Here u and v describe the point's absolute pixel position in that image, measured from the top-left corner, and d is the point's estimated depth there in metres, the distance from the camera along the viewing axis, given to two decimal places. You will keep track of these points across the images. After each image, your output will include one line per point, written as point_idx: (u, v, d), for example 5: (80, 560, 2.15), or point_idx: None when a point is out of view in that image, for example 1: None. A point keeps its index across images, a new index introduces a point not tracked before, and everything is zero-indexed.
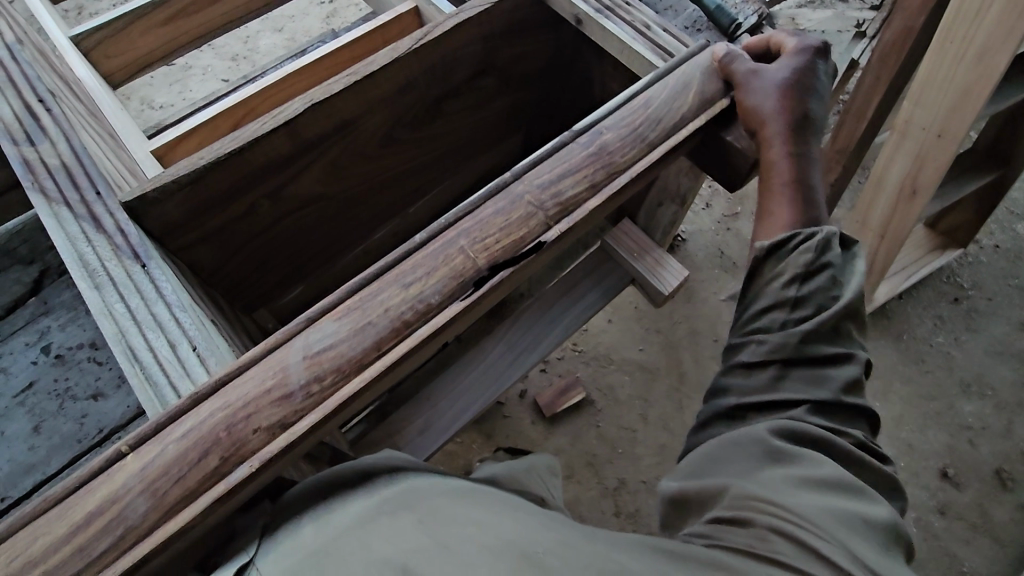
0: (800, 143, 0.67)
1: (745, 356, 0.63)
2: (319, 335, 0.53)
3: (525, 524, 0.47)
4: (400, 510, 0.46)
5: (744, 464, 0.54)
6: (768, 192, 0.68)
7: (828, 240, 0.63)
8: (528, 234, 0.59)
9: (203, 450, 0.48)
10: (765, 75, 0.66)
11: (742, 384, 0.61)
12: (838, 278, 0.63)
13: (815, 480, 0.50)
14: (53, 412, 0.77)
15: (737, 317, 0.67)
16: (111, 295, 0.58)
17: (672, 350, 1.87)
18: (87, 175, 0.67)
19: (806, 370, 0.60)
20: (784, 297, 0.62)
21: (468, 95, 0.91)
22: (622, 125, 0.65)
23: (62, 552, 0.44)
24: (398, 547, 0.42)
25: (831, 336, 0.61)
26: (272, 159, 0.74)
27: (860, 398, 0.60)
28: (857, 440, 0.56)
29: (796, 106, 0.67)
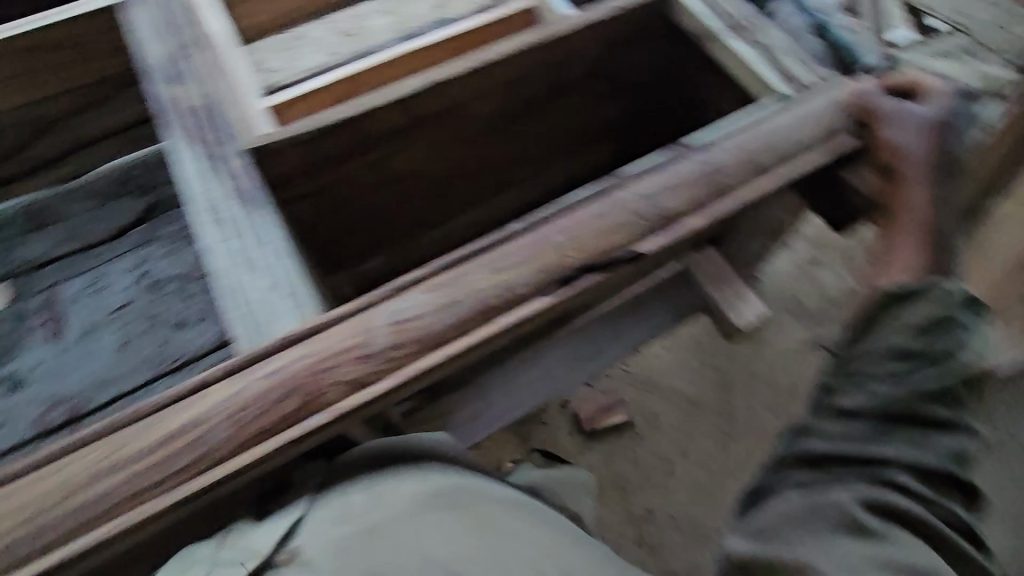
0: (937, 189, 0.63)
1: (845, 402, 0.56)
2: (407, 304, 0.54)
3: (544, 541, 0.59)
4: (454, 509, 0.57)
5: (823, 539, 0.50)
6: (895, 231, 0.63)
7: (955, 297, 0.57)
8: (624, 242, 0.58)
9: (285, 392, 0.50)
10: (907, 117, 0.64)
11: (834, 430, 0.55)
12: (967, 338, 0.56)
13: (895, 566, 0.48)
14: (141, 332, 0.82)
15: (836, 356, 0.60)
16: (225, 233, 0.63)
17: (726, 389, 1.80)
18: (218, 119, 0.72)
19: (912, 431, 0.54)
20: (902, 347, 0.55)
21: (575, 96, 0.91)
22: (737, 147, 0.64)
23: (146, 461, 0.47)
24: (456, 548, 0.54)
25: (947, 400, 0.54)
26: (383, 130, 0.77)
27: (968, 473, 0.54)
28: (954, 517, 0.52)
29: (938, 151, 0.63)
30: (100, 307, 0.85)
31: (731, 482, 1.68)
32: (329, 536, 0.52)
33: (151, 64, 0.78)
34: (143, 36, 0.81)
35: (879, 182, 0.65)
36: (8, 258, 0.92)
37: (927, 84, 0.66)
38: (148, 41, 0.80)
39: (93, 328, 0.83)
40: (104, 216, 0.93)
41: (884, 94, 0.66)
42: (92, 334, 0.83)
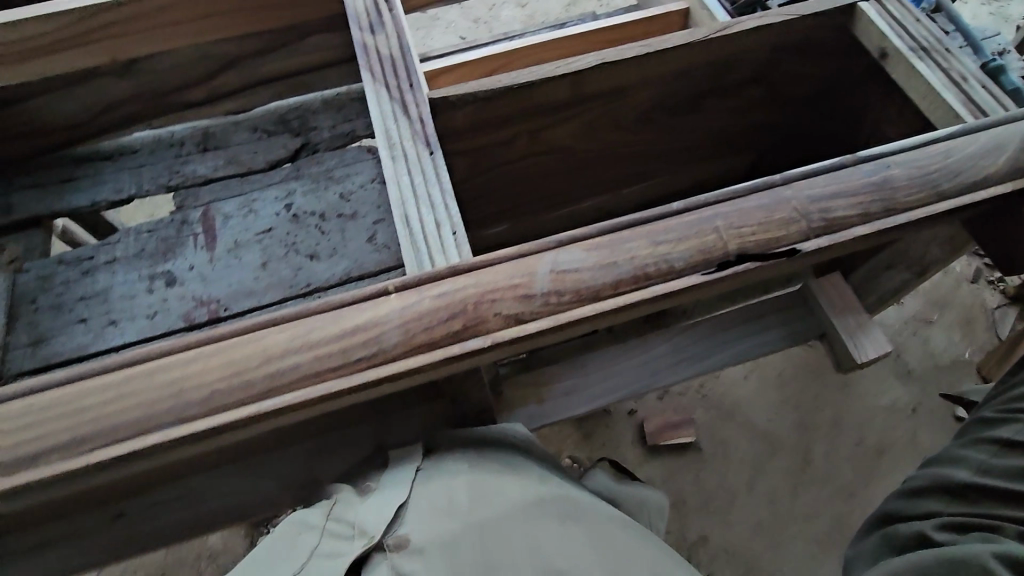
0: None
1: (1006, 434, 0.67)
2: (568, 257, 0.57)
3: (630, 544, 0.68)
4: (546, 511, 0.67)
5: None
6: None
7: None
8: (785, 237, 0.59)
9: (451, 313, 0.55)
10: None
11: (986, 462, 0.66)
12: None
13: None
14: (279, 257, 0.89)
15: (994, 397, 0.72)
16: (403, 168, 0.69)
17: (805, 434, 1.72)
18: (407, 68, 0.79)
19: None
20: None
21: (732, 99, 0.91)
22: (915, 165, 0.62)
23: (330, 346, 0.54)
24: (550, 546, 0.64)
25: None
26: (548, 102, 0.81)
27: None
28: None
29: None
30: (247, 228, 0.91)
31: (795, 531, 1.62)
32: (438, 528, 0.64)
33: (349, 11, 0.85)
34: None
35: None
36: (177, 171, 0.99)
37: None
38: None
39: (239, 245, 0.90)
40: (264, 149, 1.00)
41: None
42: (236, 250, 0.90)
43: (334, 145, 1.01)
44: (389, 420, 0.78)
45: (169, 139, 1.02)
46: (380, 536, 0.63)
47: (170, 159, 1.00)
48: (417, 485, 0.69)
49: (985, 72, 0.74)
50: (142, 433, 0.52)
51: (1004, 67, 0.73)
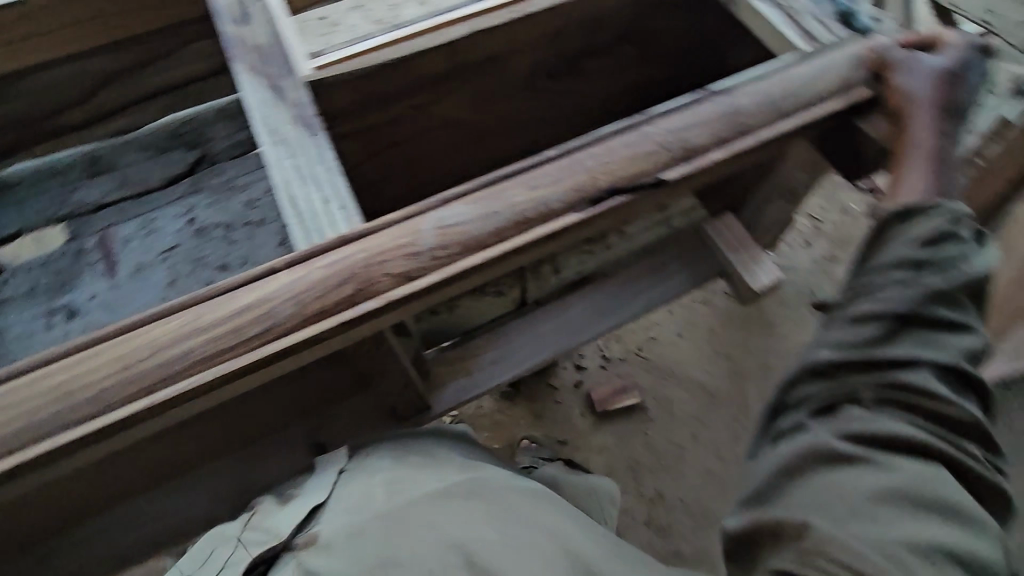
0: (941, 125, 0.67)
1: (865, 308, 0.61)
2: (450, 214, 0.60)
3: (544, 520, 0.62)
4: (473, 498, 0.62)
5: (835, 484, 0.54)
6: (901, 163, 0.67)
7: (961, 214, 0.62)
8: (650, 170, 0.63)
9: (340, 280, 0.56)
10: (921, 60, 0.68)
11: (846, 338, 0.61)
12: (970, 251, 0.61)
13: (903, 500, 0.52)
14: (188, 274, 0.86)
15: (855, 271, 0.66)
16: (284, 152, 0.69)
17: (740, 379, 1.83)
18: (280, 56, 0.79)
19: (924, 333, 0.59)
20: (912, 256, 0.61)
21: (609, 57, 0.96)
22: (758, 92, 0.68)
23: (222, 328, 0.54)
24: (468, 531, 0.57)
25: (951, 302, 0.60)
26: (425, 75, 0.83)
27: (974, 371, 0.59)
28: (968, 417, 0.57)
29: (945, 90, 0.68)
30: (150, 249, 0.89)
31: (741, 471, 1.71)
32: (344, 523, 0.59)
33: (215, 5, 0.83)
34: None
35: (889, 120, 0.69)
36: (65, 201, 0.94)
37: (945, 37, 0.71)
38: None
39: (143, 267, 0.87)
40: (160, 167, 0.97)
41: (903, 47, 0.70)
42: (141, 272, 0.87)
43: (233, 155, 0.98)
44: (323, 419, 0.80)
45: (53, 168, 0.97)
46: (290, 538, 0.60)
47: (59, 189, 0.95)
48: (338, 486, 0.66)
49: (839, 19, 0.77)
50: (28, 445, 0.50)
51: (854, 11, 0.76)
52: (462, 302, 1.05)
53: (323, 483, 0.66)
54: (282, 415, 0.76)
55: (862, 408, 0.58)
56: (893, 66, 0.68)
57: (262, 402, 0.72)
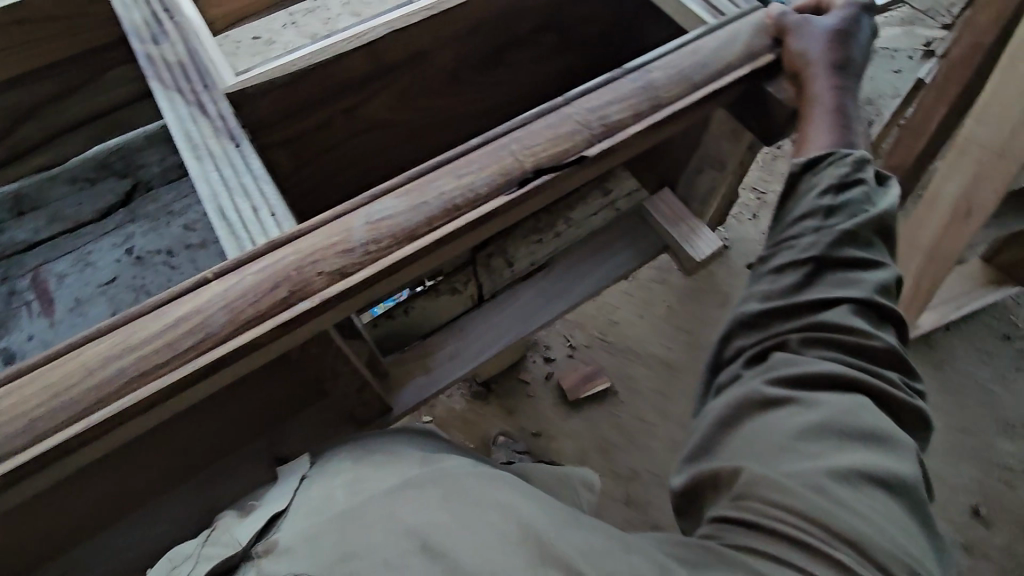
0: (839, 79, 0.71)
1: (784, 259, 0.66)
2: (380, 208, 0.60)
3: (495, 493, 0.58)
4: (427, 486, 0.59)
5: (767, 427, 0.57)
6: (807, 123, 0.71)
7: (862, 160, 0.67)
8: (572, 148, 0.65)
9: (274, 283, 0.56)
10: (812, 24, 0.72)
11: (770, 289, 0.66)
12: (871, 196, 0.66)
13: (827, 431, 0.55)
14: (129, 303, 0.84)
15: (775, 227, 0.71)
16: (209, 165, 0.69)
17: (702, 352, 1.88)
18: (199, 70, 0.78)
19: (840, 274, 0.64)
20: (818, 205, 0.66)
21: (532, 46, 0.98)
22: (670, 66, 0.71)
23: (155, 344, 0.53)
24: (419, 519, 0.55)
25: (860, 242, 0.64)
26: (350, 78, 0.84)
27: (890, 303, 0.63)
28: (885, 347, 0.61)
29: (838, 48, 0.72)
30: (88, 282, 0.86)
31: None
32: (302, 528, 0.59)
33: (127, 26, 0.82)
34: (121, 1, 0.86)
35: (791, 83, 0.72)
36: None
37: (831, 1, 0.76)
38: (123, 7, 0.84)
39: (82, 301, 0.85)
40: (92, 197, 0.95)
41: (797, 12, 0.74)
42: (80, 306, 0.85)
43: (167, 179, 0.96)
44: (282, 432, 0.80)
45: None
46: (248, 546, 0.59)
47: None
48: (299, 490, 0.66)
49: None
50: None
51: None
52: (416, 305, 1.06)
53: (286, 490, 0.67)
54: (239, 434, 0.76)
55: (792, 350, 0.62)
56: (788, 32, 0.72)
57: (215, 422, 0.71)
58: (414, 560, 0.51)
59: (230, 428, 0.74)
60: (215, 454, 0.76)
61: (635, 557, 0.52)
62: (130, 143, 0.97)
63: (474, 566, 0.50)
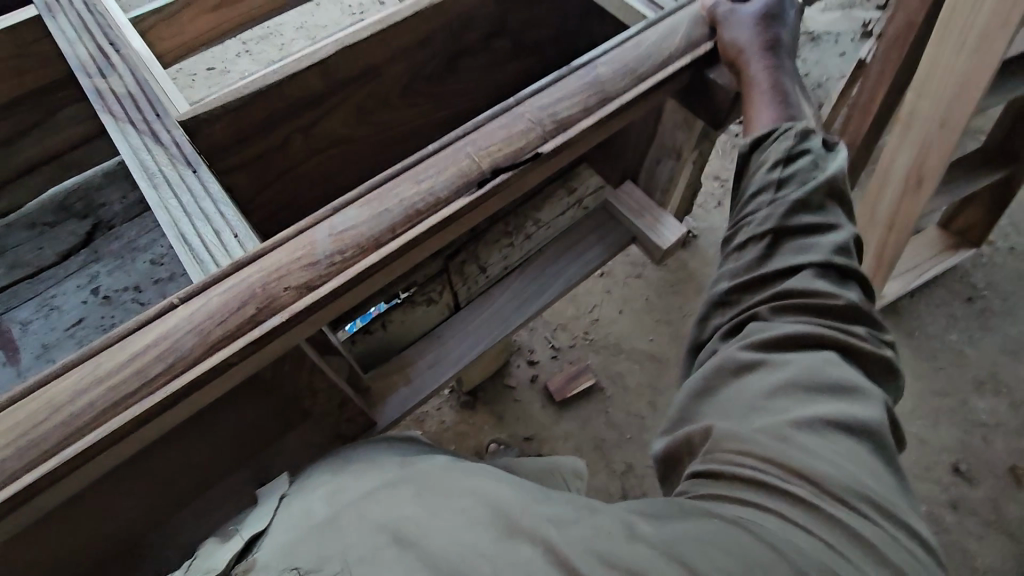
0: (774, 59, 0.74)
1: (744, 235, 0.69)
2: (343, 219, 0.61)
3: (471, 483, 0.59)
4: (404, 487, 0.60)
5: (738, 392, 0.60)
6: (750, 105, 0.73)
7: (806, 131, 0.70)
8: (527, 145, 0.67)
9: (241, 302, 0.56)
10: (741, 11, 0.75)
11: (736, 266, 0.68)
12: (818, 163, 0.69)
13: (794, 387, 0.57)
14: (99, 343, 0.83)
15: (735, 207, 0.74)
16: (168, 193, 0.69)
17: (682, 341, 1.91)
18: (150, 101, 0.78)
19: (797, 240, 0.66)
20: (769, 179, 0.69)
21: (484, 54, 1.01)
22: (614, 60, 0.73)
23: (124, 373, 0.52)
24: (392, 515, 0.55)
25: (813, 208, 0.67)
26: (305, 97, 0.85)
27: (849, 263, 0.65)
28: (849, 302, 0.62)
29: (768, 31, 0.75)
30: (54, 326, 0.85)
31: None
32: (280, 543, 0.59)
33: (73, 63, 0.82)
34: (67, 39, 0.86)
35: (731, 71, 0.75)
36: None
37: None
38: (68, 45, 0.84)
39: (50, 346, 0.84)
40: (50, 240, 0.93)
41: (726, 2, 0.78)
42: (49, 352, 0.84)
43: (130, 216, 0.95)
44: (267, 455, 0.80)
45: None
46: (229, 566, 0.60)
47: None
48: (280, 509, 0.68)
49: None
50: None
51: None
52: (394, 318, 1.03)
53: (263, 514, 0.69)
54: (222, 461, 0.75)
55: (762, 319, 0.63)
56: (720, 22, 0.76)
57: (195, 453, 0.70)
58: (387, 552, 0.51)
59: (212, 455, 0.73)
60: (199, 486, 0.75)
61: (601, 517, 0.52)
62: (87, 182, 0.96)
63: (442, 547, 0.50)
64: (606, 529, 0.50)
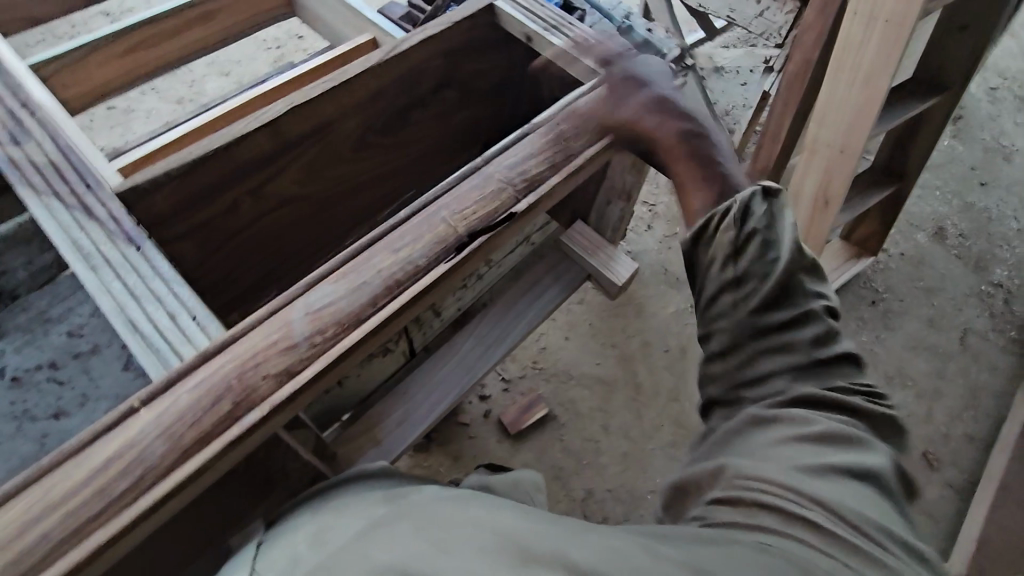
0: (674, 138, 0.73)
1: (719, 342, 0.66)
2: (318, 296, 0.58)
3: (481, 513, 0.50)
4: (402, 520, 0.51)
5: (751, 445, 0.58)
6: (680, 187, 0.72)
7: (745, 208, 0.66)
8: (501, 205, 0.67)
9: (215, 397, 0.51)
10: (617, 107, 0.76)
11: (724, 365, 0.65)
12: (769, 243, 0.65)
13: (805, 440, 0.56)
14: (9, 435, 0.74)
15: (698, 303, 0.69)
16: (110, 275, 0.63)
17: (627, 362, 1.95)
18: (76, 168, 0.71)
19: (771, 341, 0.63)
20: (725, 281, 0.65)
21: (433, 106, 1.01)
22: (574, 117, 0.76)
23: (83, 494, 0.47)
24: (394, 552, 0.46)
25: (779, 300, 0.64)
26: (255, 157, 0.82)
27: (833, 345, 0.63)
28: (841, 386, 0.61)
29: (654, 112, 0.75)
30: None
31: (653, 444, 1.82)
32: None
33: None
34: None
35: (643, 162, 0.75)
36: None
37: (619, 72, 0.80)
38: None
39: None
40: None
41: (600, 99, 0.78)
42: None
43: (39, 284, 0.87)
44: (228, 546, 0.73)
45: None
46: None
47: None
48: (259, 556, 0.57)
49: (623, 34, 0.94)
50: None
51: (634, 26, 0.94)
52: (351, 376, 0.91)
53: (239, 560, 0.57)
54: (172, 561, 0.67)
55: (760, 403, 0.61)
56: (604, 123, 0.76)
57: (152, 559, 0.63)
58: None
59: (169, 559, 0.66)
60: None
61: (610, 541, 0.48)
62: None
63: None
64: (619, 547, 0.46)
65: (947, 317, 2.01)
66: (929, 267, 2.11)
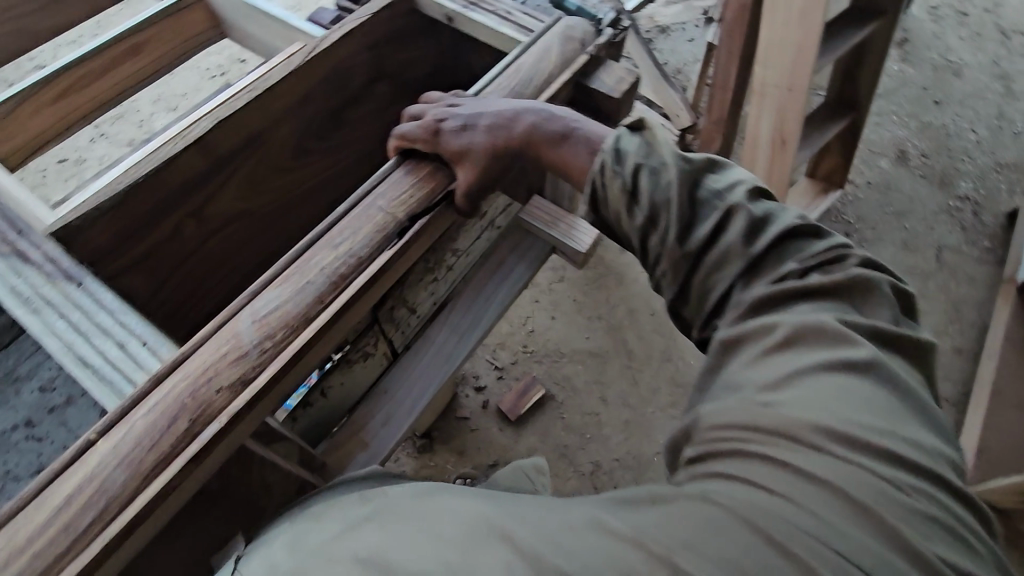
0: (520, 118, 0.70)
1: (669, 288, 0.63)
2: (264, 302, 0.57)
3: (452, 500, 0.50)
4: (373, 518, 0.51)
5: (726, 380, 0.54)
6: (557, 154, 0.69)
7: (613, 149, 0.65)
8: (438, 185, 0.69)
9: (170, 418, 0.51)
10: (449, 120, 0.71)
11: (688, 306, 0.62)
12: (653, 168, 0.62)
13: (772, 357, 0.51)
14: None
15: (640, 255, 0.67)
16: (53, 315, 0.62)
17: (616, 332, 1.96)
18: (6, 217, 0.69)
19: (709, 261, 0.59)
20: (640, 227, 0.63)
21: (369, 101, 1.00)
22: (500, 88, 0.75)
23: (48, 533, 0.46)
24: (362, 546, 0.46)
25: (697, 213, 0.60)
26: (189, 178, 0.81)
27: (775, 228, 0.58)
28: (797, 269, 0.55)
29: (486, 109, 0.72)
30: None
31: (651, 407, 1.83)
32: None
33: None
34: None
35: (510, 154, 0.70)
36: None
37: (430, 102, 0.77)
38: None
39: None
40: None
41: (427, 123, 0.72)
42: None
43: None
44: None
45: None
46: None
47: None
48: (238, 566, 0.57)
49: (555, 6, 0.87)
50: None
51: None
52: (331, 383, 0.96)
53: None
54: None
55: (726, 325, 0.57)
56: (449, 141, 0.70)
57: None
58: None
59: None
60: None
61: (569, 515, 0.45)
62: None
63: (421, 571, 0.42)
64: (574, 527, 0.43)
65: (920, 237, 2.03)
66: (896, 192, 2.13)
